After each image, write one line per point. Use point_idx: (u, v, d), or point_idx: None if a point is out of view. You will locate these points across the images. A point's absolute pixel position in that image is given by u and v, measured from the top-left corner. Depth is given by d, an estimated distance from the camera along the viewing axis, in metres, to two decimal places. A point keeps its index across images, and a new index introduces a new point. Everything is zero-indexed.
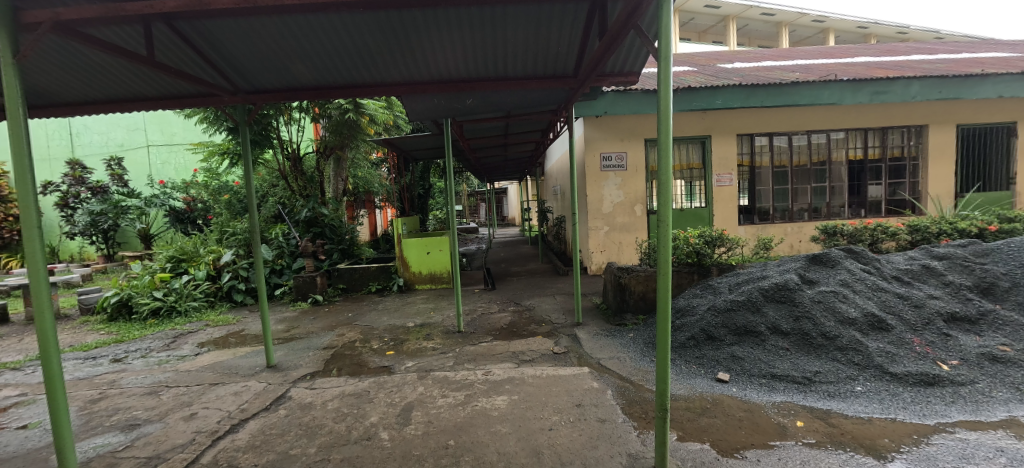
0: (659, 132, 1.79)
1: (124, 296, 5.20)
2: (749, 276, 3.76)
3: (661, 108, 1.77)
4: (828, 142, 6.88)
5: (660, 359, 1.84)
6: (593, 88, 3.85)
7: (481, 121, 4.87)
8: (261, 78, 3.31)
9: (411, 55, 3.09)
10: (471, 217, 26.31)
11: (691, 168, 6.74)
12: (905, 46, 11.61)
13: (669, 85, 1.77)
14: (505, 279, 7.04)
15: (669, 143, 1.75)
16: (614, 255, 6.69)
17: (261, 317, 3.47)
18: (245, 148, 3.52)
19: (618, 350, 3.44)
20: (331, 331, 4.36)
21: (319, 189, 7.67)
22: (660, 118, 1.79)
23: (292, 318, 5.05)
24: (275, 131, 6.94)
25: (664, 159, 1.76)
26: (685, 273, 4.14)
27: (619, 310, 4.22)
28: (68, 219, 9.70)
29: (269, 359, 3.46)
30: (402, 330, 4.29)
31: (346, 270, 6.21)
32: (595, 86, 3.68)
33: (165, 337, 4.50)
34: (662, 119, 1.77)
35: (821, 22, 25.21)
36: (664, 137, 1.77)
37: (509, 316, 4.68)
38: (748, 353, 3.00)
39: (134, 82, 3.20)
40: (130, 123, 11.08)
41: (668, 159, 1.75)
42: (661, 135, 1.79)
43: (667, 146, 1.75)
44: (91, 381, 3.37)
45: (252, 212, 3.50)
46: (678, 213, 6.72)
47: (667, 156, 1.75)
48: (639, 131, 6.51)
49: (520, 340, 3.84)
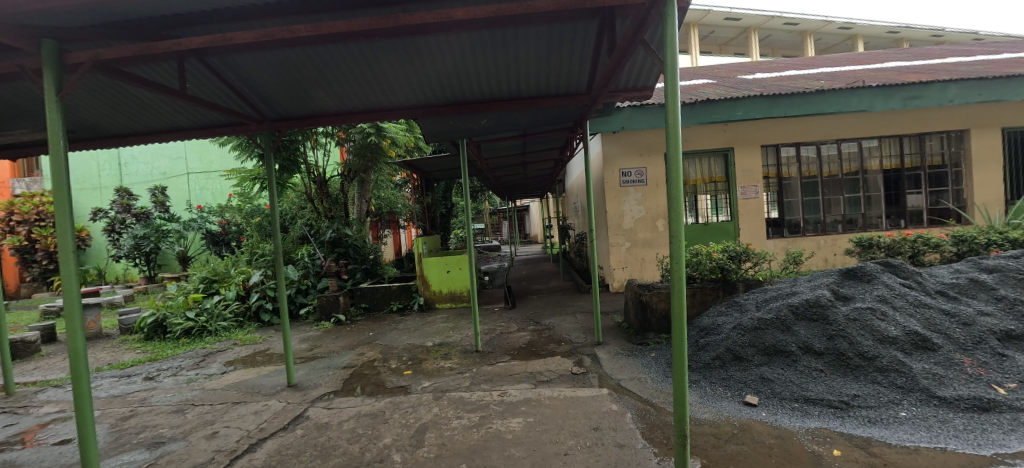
0: (667, 147, 1.75)
1: (160, 316, 5.45)
2: (778, 292, 3.56)
3: (669, 119, 1.73)
4: (860, 151, 6.60)
5: (678, 380, 1.75)
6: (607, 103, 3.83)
7: (496, 140, 4.93)
8: (285, 105, 3.48)
9: (425, 79, 3.19)
10: (494, 234, 26.51)
11: (714, 181, 6.58)
12: (942, 47, 11.11)
13: (676, 97, 1.74)
14: (526, 297, 6.98)
15: (678, 159, 1.71)
16: (636, 271, 6.54)
17: (284, 336, 3.54)
18: (270, 174, 3.67)
19: (639, 371, 3.32)
20: (351, 351, 4.40)
21: (343, 211, 7.89)
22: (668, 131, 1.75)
23: (315, 337, 5.14)
24: (302, 156, 7.25)
25: (674, 175, 1.71)
26: (709, 290, 3.96)
27: (640, 329, 4.09)
28: (115, 243, 10.38)
29: (290, 379, 3.51)
30: (421, 349, 4.28)
31: (368, 290, 6.30)
32: (607, 102, 3.68)
33: (195, 356, 4.68)
34: (670, 129, 1.73)
35: (848, 28, 24.56)
36: (674, 153, 1.73)
37: (529, 335, 4.61)
38: (778, 375, 2.83)
39: (169, 112, 3.44)
40: (172, 152, 11.88)
41: (679, 174, 1.71)
42: (671, 149, 1.74)
43: (677, 161, 1.71)
44: (124, 399, 3.52)
45: (276, 234, 3.61)
46: (702, 227, 6.54)
47: (678, 170, 1.71)
48: (659, 145, 6.43)
49: (539, 360, 3.77)
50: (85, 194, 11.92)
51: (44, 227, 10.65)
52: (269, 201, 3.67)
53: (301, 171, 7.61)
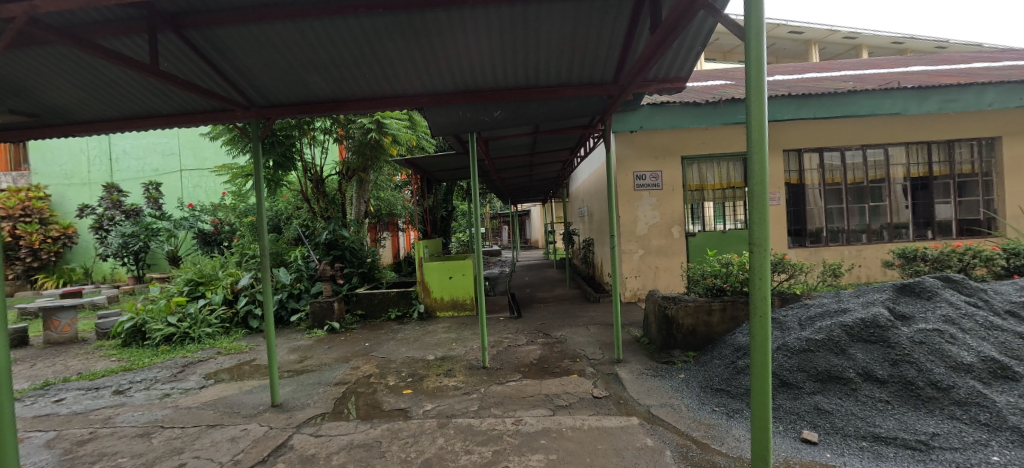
0: (749, 139, 1.45)
1: (139, 321, 5.02)
2: (824, 308, 3.19)
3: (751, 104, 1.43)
4: (885, 158, 6.28)
5: (757, 417, 1.47)
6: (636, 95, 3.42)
7: (507, 137, 4.56)
8: (276, 90, 3.13)
9: (433, 62, 2.82)
10: (493, 239, 26.10)
11: (732, 186, 6.20)
12: (958, 56, 10.85)
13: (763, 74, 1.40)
14: (532, 306, 6.60)
15: (764, 152, 1.40)
16: (650, 280, 6.17)
17: (268, 345, 3.12)
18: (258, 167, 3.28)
19: (670, 395, 2.92)
20: (345, 364, 4.00)
21: (340, 211, 7.44)
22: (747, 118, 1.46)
23: (306, 347, 4.74)
24: (298, 153, 6.81)
25: (759, 174, 1.40)
26: (742, 304, 3.56)
27: (664, 345, 3.69)
28: (102, 241, 9.97)
29: (275, 398, 3.10)
30: (422, 364, 3.88)
31: (364, 295, 5.92)
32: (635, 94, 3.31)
33: (174, 366, 4.27)
34: (753, 114, 1.43)
35: (854, 38, 24.43)
36: (757, 145, 1.42)
37: (539, 349, 4.22)
38: (837, 405, 2.45)
39: (145, 94, 3.12)
40: (165, 148, 11.54)
41: (765, 173, 1.39)
42: (754, 140, 1.44)
43: (762, 155, 1.40)
44: (86, 418, 3.12)
45: (262, 234, 3.21)
46: (720, 235, 6.17)
47: (763, 169, 1.41)
48: (676, 148, 6.08)
49: (553, 379, 3.38)
50: (73, 190, 11.47)
51: (29, 224, 10.38)
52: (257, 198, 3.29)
53: (297, 168, 7.17)
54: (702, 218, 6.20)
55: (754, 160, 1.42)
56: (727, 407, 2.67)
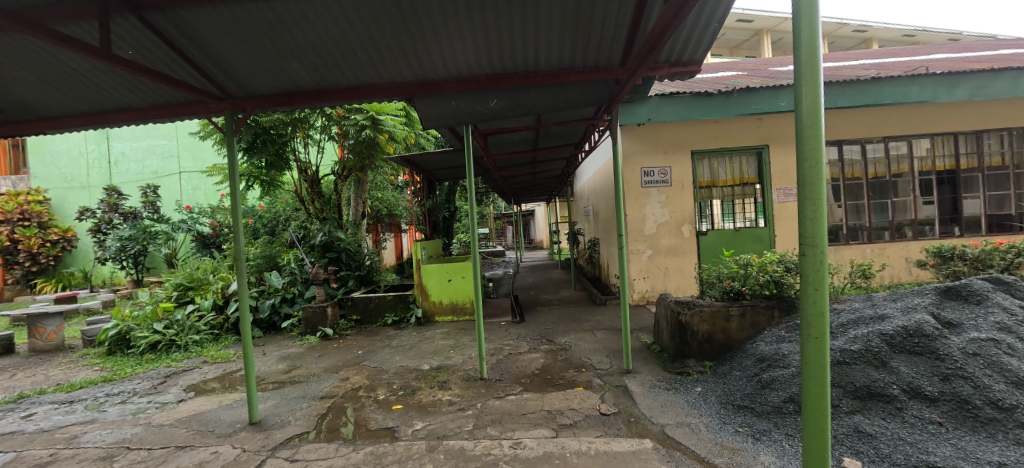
0: (799, 129, 1.23)
1: (124, 328, 4.83)
2: (858, 314, 2.87)
3: (801, 89, 1.21)
4: (909, 151, 5.91)
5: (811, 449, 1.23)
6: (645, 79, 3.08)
7: (505, 130, 4.27)
8: (253, 80, 2.85)
9: (421, 47, 2.54)
10: (498, 240, 25.82)
11: (746, 182, 5.87)
12: (981, 45, 10.35)
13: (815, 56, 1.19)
14: (536, 309, 6.31)
15: (821, 146, 1.18)
16: (659, 282, 5.86)
17: (245, 357, 2.86)
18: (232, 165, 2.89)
19: (686, 414, 2.61)
20: (335, 374, 3.75)
21: (336, 212, 7.11)
22: (796, 104, 1.24)
23: (296, 355, 4.49)
24: (292, 152, 6.54)
25: (814, 177, 1.19)
26: (763, 309, 3.25)
27: (678, 354, 3.39)
28: (100, 244, 9.84)
29: (253, 415, 2.86)
30: (416, 375, 3.61)
31: (360, 300, 5.68)
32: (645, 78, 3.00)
33: (155, 377, 4.05)
34: (804, 97, 1.20)
35: (864, 32, 23.79)
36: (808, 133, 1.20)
37: (542, 357, 3.94)
38: (880, 427, 2.11)
39: (113, 87, 2.88)
40: (164, 151, 11.44)
41: (820, 165, 1.18)
42: (807, 129, 1.21)
43: (819, 149, 1.18)
44: (51, 437, 2.89)
45: (238, 240, 2.88)
46: (733, 234, 5.84)
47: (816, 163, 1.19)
48: (685, 142, 5.77)
49: (556, 392, 3.09)
50: (73, 193, 11.35)
51: (28, 228, 10.27)
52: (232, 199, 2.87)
53: (292, 168, 6.91)
54: (710, 216, 5.87)
55: (805, 154, 1.21)
56: (752, 427, 2.35)
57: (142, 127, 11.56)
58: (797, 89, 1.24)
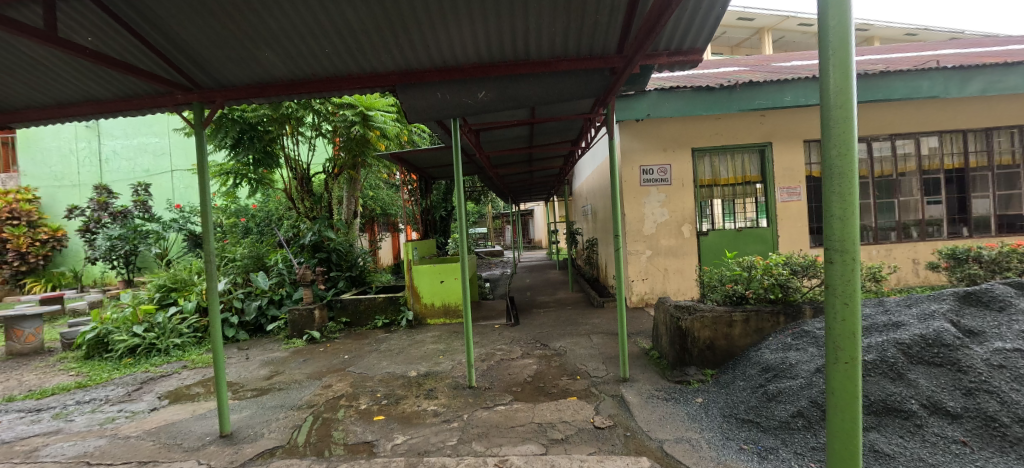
0: (827, 123, 1.09)
1: (102, 331, 4.65)
2: (870, 321, 2.68)
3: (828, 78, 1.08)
4: (917, 149, 5.73)
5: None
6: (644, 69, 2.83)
7: (497, 125, 4.07)
8: (224, 69, 2.64)
9: (402, 34, 2.34)
10: (496, 240, 25.62)
11: (748, 181, 5.68)
12: (986, 42, 10.13)
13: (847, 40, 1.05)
14: (531, 312, 6.13)
15: (853, 143, 1.04)
16: (659, 283, 5.68)
17: (216, 363, 2.68)
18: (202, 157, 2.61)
19: (685, 428, 2.42)
20: (317, 381, 3.57)
21: (327, 211, 6.94)
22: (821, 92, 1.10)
23: (279, 360, 4.31)
24: (282, 150, 6.36)
25: (843, 172, 1.06)
26: (768, 315, 3.07)
27: (678, 362, 3.20)
28: (89, 243, 9.64)
29: (225, 427, 2.68)
30: (402, 382, 3.43)
31: (350, 301, 5.50)
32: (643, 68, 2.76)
33: (131, 383, 3.88)
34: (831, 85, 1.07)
35: (865, 31, 23.60)
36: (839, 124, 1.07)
37: (535, 364, 3.75)
38: (896, 445, 1.92)
39: (74, 78, 2.67)
40: (156, 149, 11.27)
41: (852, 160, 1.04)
42: (837, 124, 1.08)
43: (850, 146, 1.04)
44: (9, 449, 2.71)
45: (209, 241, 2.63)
46: (734, 234, 5.65)
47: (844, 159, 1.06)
48: (685, 139, 5.59)
49: (548, 402, 2.91)
50: (63, 191, 11.15)
51: (17, 227, 10.08)
52: (202, 195, 2.64)
53: (281, 165, 6.71)
54: (711, 216, 5.69)
55: (832, 150, 1.08)
56: (757, 444, 2.16)
57: (134, 124, 11.35)
58: (823, 79, 1.10)
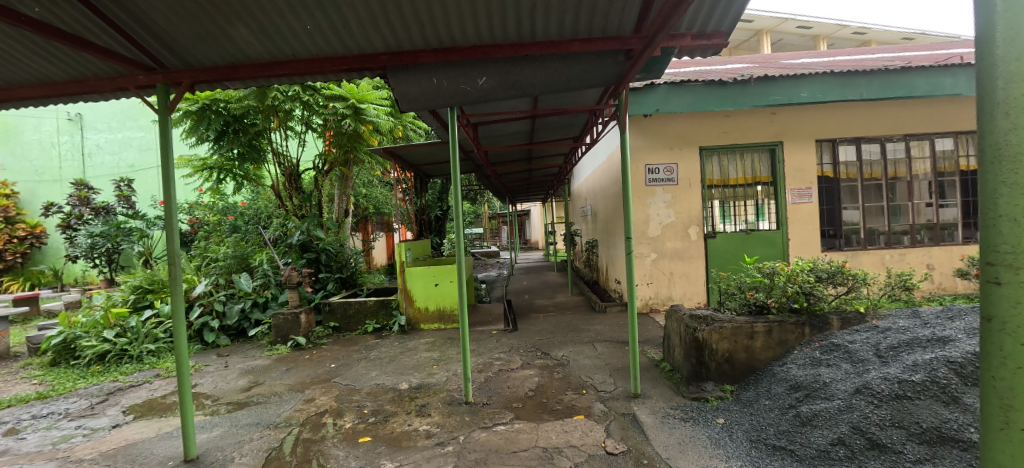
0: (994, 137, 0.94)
1: (70, 336, 4.31)
2: (910, 335, 2.44)
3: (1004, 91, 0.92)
4: (932, 150, 5.51)
5: None
6: (663, 54, 2.51)
7: (497, 116, 3.77)
8: (190, 47, 2.30)
9: (392, 7, 2.03)
10: (493, 240, 25.34)
11: (758, 181, 5.44)
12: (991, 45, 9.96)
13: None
14: (530, 316, 5.86)
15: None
16: (663, 287, 5.42)
17: (181, 377, 2.36)
18: (166, 149, 2.31)
19: (708, 456, 2.14)
20: (299, 394, 3.26)
21: (317, 209, 6.61)
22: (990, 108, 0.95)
23: (261, 369, 4.00)
24: (269, 144, 6.04)
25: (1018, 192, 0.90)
26: (792, 327, 2.82)
27: (694, 377, 2.94)
28: (69, 241, 9.22)
29: (190, 450, 2.38)
30: (392, 396, 3.14)
31: (339, 305, 5.20)
32: (664, 51, 2.44)
33: (97, 394, 3.55)
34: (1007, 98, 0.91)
35: (864, 34, 23.48)
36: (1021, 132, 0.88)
37: (536, 375, 3.48)
38: None
39: (17, 57, 2.32)
40: (142, 143, 10.92)
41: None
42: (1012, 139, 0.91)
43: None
44: None
45: (173, 244, 2.31)
46: (744, 237, 5.40)
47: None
48: (693, 138, 5.35)
49: (554, 422, 2.63)
50: (44, 186, 10.69)
51: None
52: (166, 191, 2.32)
53: (269, 161, 6.39)
54: (719, 217, 5.44)
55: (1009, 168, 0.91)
56: None
57: (118, 117, 10.91)
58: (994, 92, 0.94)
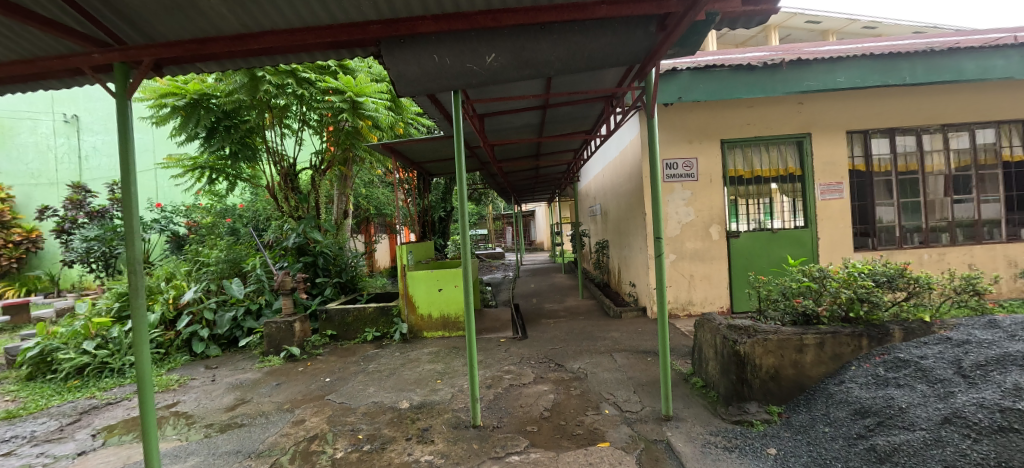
0: None
1: (47, 348, 4.01)
2: (999, 353, 2.07)
3: None
4: (972, 141, 5.12)
5: None
6: (704, 22, 2.16)
7: (505, 102, 3.42)
8: (151, 18, 1.96)
9: None
10: (497, 241, 25.04)
11: (785, 176, 5.06)
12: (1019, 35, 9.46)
13: None
14: (540, 322, 5.51)
15: None
16: (683, 291, 5.06)
17: (143, 400, 1.97)
18: (126, 140, 1.99)
19: None
20: (288, 415, 2.93)
21: (314, 211, 6.27)
22: None
23: (249, 384, 3.68)
24: (262, 142, 5.74)
25: None
26: (847, 339, 2.46)
27: (733, 397, 2.57)
28: (63, 245, 8.96)
29: (151, 460, 1.95)
30: (391, 417, 2.80)
31: (336, 312, 4.88)
32: (706, 18, 2.09)
33: (69, 414, 3.25)
34: None
35: (874, 28, 22.92)
36: None
37: (551, 391, 3.12)
38: None
39: None
40: (140, 145, 10.78)
41: None
42: None
43: None
44: None
45: (134, 245, 1.97)
46: (770, 236, 5.01)
47: None
48: (714, 130, 4.98)
49: (575, 450, 2.27)
50: (40, 190, 10.47)
51: None
52: (125, 190, 1.99)
53: (265, 160, 6.10)
54: (743, 215, 5.07)
55: None
56: None
57: None
58: None
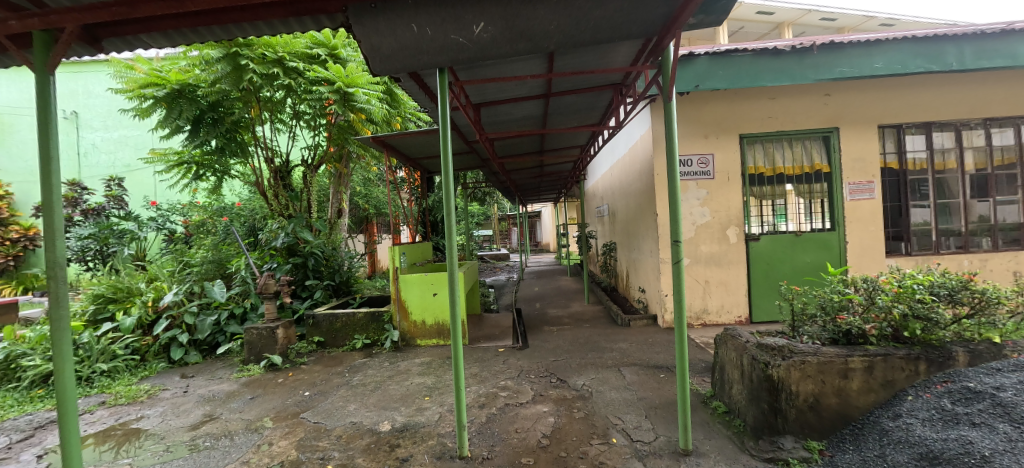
0: None
1: (12, 353, 3.76)
2: None
3: None
4: (1017, 136, 4.66)
5: None
6: None
7: (502, 86, 3.06)
8: None
9: None
10: (503, 242, 24.69)
11: (810, 174, 4.64)
12: None
13: None
14: (542, 329, 5.15)
15: None
16: (697, 298, 4.66)
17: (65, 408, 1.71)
18: (46, 122, 1.68)
19: None
20: (255, 436, 2.62)
21: (306, 209, 5.97)
22: None
23: (223, 397, 3.37)
24: (251, 137, 5.46)
25: None
26: (902, 363, 2.07)
27: (762, 428, 2.19)
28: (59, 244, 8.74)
29: (70, 458, 1.71)
30: (368, 441, 2.46)
31: (324, 317, 4.58)
32: None
33: (22, 429, 2.96)
34: None
35: (892, 25, 22.09)
36: None
37: (551, 413, 2.77)
38: None
39: None
40: (138, 142, 10.71)
41: None
42: None
43: None
44: None
45: (52, 243, 1.65)
46: (794, 239, 4.60)
47: None
48: (732, 124, 4.59)
49: None
50: None
51: None
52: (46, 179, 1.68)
53: (255, 155, 5.82)
54: (763, 216, 4.67)
55: None
56: None
57: (112, 115, 10.62)
58: None
